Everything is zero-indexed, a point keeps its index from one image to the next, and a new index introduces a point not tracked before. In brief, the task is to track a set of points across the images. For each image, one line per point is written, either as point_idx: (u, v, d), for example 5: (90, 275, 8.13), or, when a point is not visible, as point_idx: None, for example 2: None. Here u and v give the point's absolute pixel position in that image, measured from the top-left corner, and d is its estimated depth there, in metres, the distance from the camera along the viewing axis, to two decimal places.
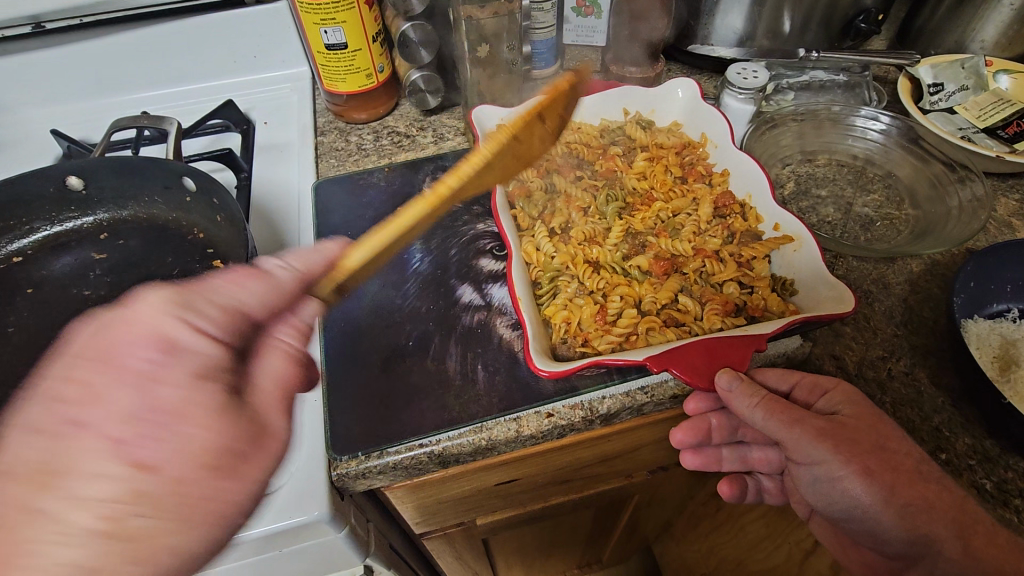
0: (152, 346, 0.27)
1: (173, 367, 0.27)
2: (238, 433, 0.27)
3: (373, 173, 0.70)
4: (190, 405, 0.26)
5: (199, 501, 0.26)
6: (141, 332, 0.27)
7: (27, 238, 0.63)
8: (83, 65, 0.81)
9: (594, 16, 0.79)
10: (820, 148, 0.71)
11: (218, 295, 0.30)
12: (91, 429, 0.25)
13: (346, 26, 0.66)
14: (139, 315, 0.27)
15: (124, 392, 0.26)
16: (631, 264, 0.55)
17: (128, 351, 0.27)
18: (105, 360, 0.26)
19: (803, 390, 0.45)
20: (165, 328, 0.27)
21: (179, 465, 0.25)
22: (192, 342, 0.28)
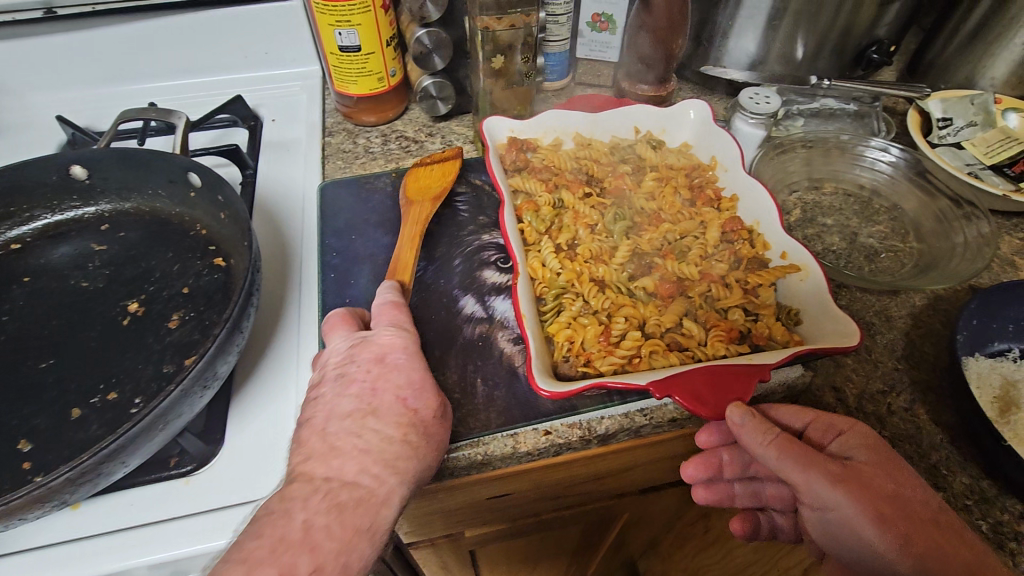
0: (397, 348, 0.47)
1: (396, 354, 0.46)
2: (436, 398, 0.45)
3: (380, 177, 0.70)
4: (411, 382, 0.45)
5: (423, 433, 0.42)
6: (387, 346, 0.47)
7: (27, 225, 0.62)
8: (93, 54, 0.81)
9: (609, 32, 0.80)
10: (828, 175, 0.72)
11: (403, 324, 0.50)
12: (380, 391, 0.44)
13: (361, 28, 0.66)
14: (381, 339, 0.47)
15: (394, 373, 0.45)
16: (637, 286, 0.54)
17: (387, 355, 0.46)
18: (372, 360, 0.46)
19: (818, 431, 0.44)
20: (391, 340, 0.47)
21: (414, 419, 0.43)
22: (402, 340, 0.47)
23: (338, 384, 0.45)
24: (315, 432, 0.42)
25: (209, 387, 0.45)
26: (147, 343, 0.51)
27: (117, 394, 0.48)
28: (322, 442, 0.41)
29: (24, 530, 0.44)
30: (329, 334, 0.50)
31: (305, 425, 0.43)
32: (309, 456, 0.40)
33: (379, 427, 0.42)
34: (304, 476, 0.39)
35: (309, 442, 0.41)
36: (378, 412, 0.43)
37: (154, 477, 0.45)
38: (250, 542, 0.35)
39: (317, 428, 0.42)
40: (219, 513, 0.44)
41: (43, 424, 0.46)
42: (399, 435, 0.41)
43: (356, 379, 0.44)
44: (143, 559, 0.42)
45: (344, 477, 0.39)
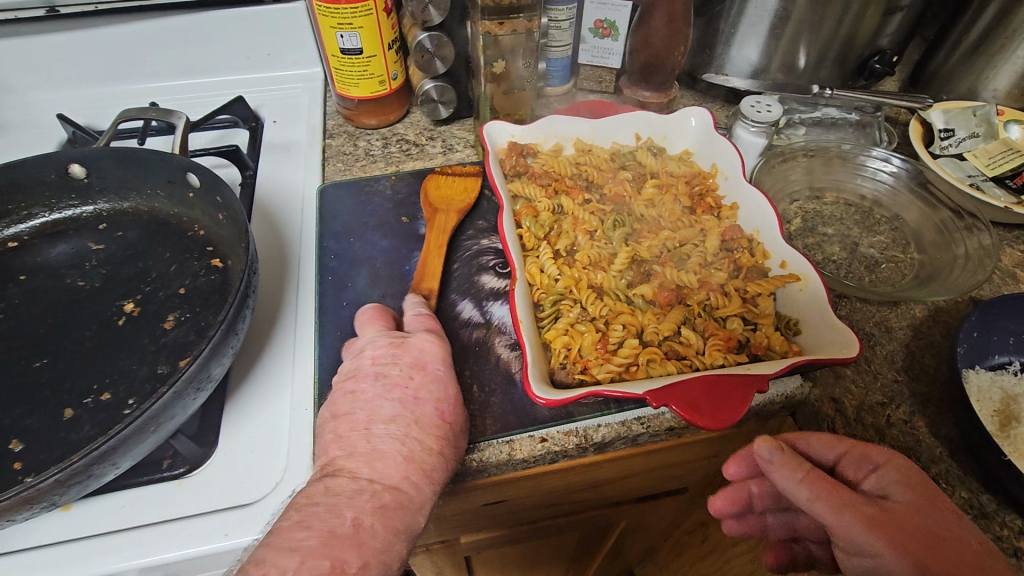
0: (437, 357, 0.48)
1: (436, 364, 0.47)
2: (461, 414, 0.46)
3: (380, 180, 0.70)
4: (446, 395, 0.45)
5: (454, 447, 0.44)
6: (426, 355, 0.48)
7: (25, 223, 0.62)
8: (94, 53, 0.81)
9: (612, 38, 0.79)
10: (829, 185, 0.71)
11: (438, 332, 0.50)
12: (421, 400, 0.44)
13: (363, 31, 0.66)
14: (421, 346, 0.48)
15: (434, 384, 0.46)
16: (635, 293, 0.54)
17: (427, 364, 0.47)
18: (413, 367, 0.46)
19: (851, 465, 0.41)
20: (433, 349, 0.48)
21: (449, 433, 0.44)
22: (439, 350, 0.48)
23: (381, 385, 0.45)
24: (358, 430, 0.43)
25: (202, 390, 0.44)
26: (142, 344, 0.51)
27: (110, 395, 0.48)
28: (366, 444, 0.42)
29: (14, 531, 0.43)
30: (362, 330, 0.51)
31: (345, 420, 0.44)
32: (353, 452, 0.41)
33: (421, 434, 0.42)
34: (348, 473, 0.40)
35: (352, 438, 0.43)
36: (419, 419, 0.43)
37: (145, 479, 0.45)
38: (298, 532, 0.36)
39: (360, 425, 0.43)
40: (210, 516, 0.44)
41: (34, 424, 0.46)
42: (436, 448, 0.42)
43: (400, 384, 0.45)
44: (134, 562, 0.42)
45: (388, 481, 0.40)
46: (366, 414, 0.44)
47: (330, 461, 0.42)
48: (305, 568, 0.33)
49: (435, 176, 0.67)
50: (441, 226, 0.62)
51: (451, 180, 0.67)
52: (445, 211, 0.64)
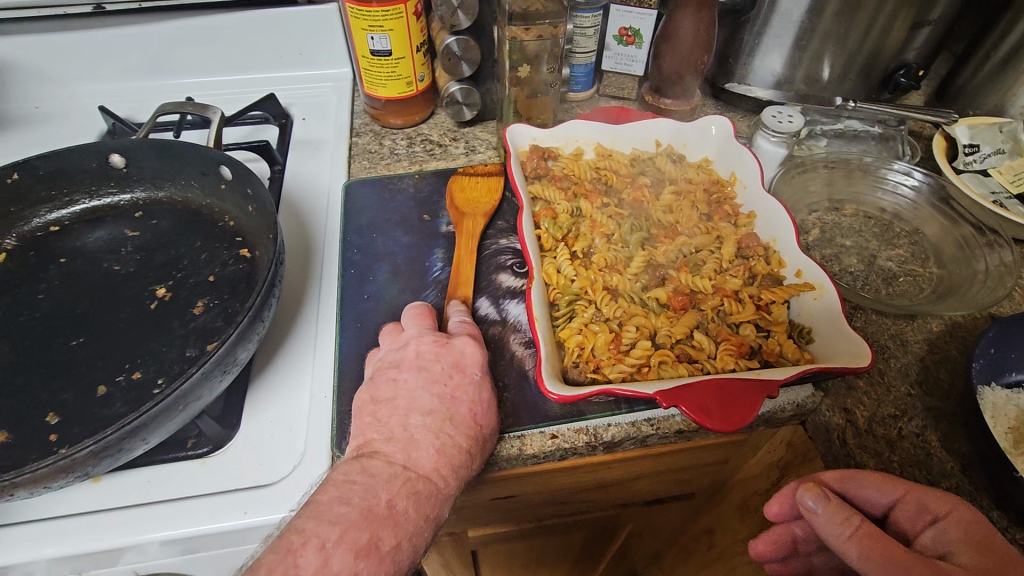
0: (474, 358, 0.49)
1: (474, 366, 0.48)
2: (493, 417, 0.47)
3: (404, 178, 0.71)
4: (483, 402, 0.46)
5: (483, 448, 0.45)
6: (464, 355, 0.49)
7: (66, 209, 0.65)
8: (135, 48, 0.84)
9: (636, 46, 0.80)
10: (849, 198, 0.71)
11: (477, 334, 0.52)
12: (458, 399, 0.46)
13: (392, 34, 0.68)
14: (460, 347, 0.49)
15: (471, 385, 0.47)
16: (649, 296, 0.54)
17: (466, 364, 0.48)
18: (453, 366, 0.48)
19: (908, 513, 0.40)
20: (472, 351, 0.49)
21: (480, 434, 0.45)
22: (479, 352, 0.49)
23: (422, 377, 0.46)
24: (397, 418, 0.44)
25: (228, 373, 0.46)
26: (172, 327, 0.53)
27: (141, 374, 0.50)
28: (404, 431, 0.43)
29: (47, 500, 0.46)
30: (406, 325, 0.53)
31: (386, 405, 0.45)
32: (390, 438, 0.43)
33: (454, 430, 0.44)
34: (384, 458, 0.42)
35: (390, 425, 0.44)
36: (452, 418, 0.44)
37: (171, 456, 0.47)
38: (338, 507, 0.38)
39: (397, 415, 0.44)
40: (232, 494, 0.45)
41: (70, 398, 0.48)
42: (466, 447, 0.43)
43: (440, 381, 0.46)
44: (158, 534, 0.44)
45: (421, 470, 0.41)
46: (405, 399, 0.45)
47: (368, 443, 0.43)
48: (338, 540, 0.36)
49: (459, 178, 0.69)
50: (470, 230, 0.63)
51: (475, 181, 0.68)
52: (472, 215, 0.65)
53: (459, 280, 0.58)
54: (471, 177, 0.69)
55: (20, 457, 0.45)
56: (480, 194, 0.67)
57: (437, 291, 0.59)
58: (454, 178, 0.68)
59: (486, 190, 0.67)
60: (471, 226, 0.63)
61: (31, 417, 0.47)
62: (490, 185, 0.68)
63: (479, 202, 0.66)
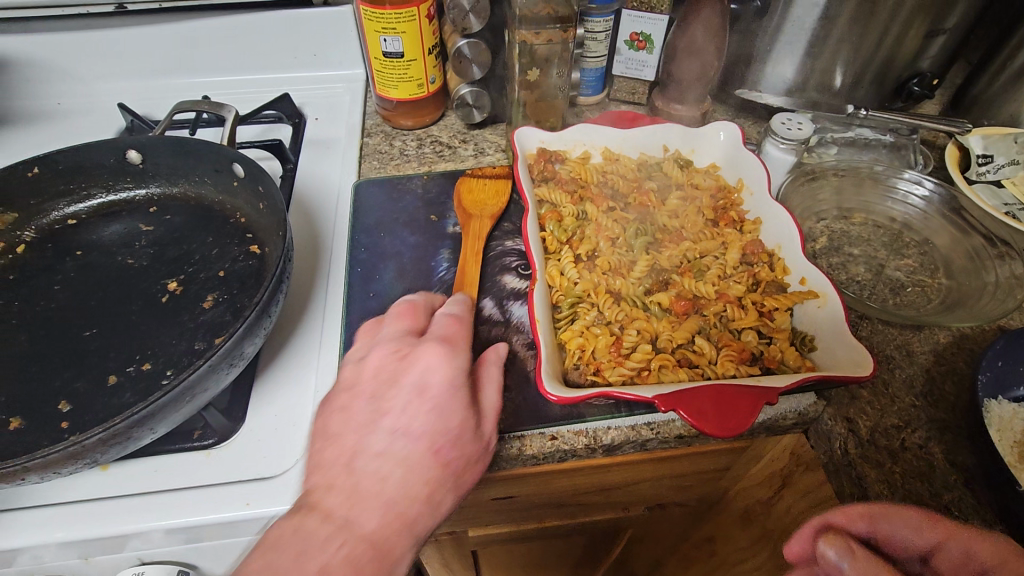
0: (439, 381, 0.43)
1: (437, 389, 0.42)
2: (465, 447, 0.42)
3: (413, 179, 0.72)
4: (444, 432, 0.41)
5: (441, 489, 0.41)
6: (425, 377, 0.43)
7: (83, 203, 0.66)
8: (154, 47, 0.86)
9: (646, 51, 0.79)
10: (858, 206, 0.71)
11: (456, 342, 0.46)
12: (416, 432, 0.41)
13: (405, 36, 0.69)
14: (421, 368, 0.43)
15: (428, 414, 0.41)
16: (652, 300, 0.55)
17: (427, 389, 0.42)
18: (414, 392, 0.42)
19: (950, 560, 0.34)
20: (441, 373, 0.43)
21: (443, 475, 0.41)
22: (450, 370, 0.43)
23: (373, 408, 0.42)
24: (342, 459, 0.40)
25: (235, 366, 0.47)
26: (183, 320, 0.54)
27: (151, 365, 0.51)
28: (347, 479, 0.39)
29: (57, 486, 0.47)
30: (385, 323, 0.49)
31: (333, 444, 0.41)
32: (331, 486, 0.39)
33: (406, 477, 0.40)
34: (322, 512, 0.38)
35: (333, 471, 0.40)
36: (405, 462, 0.40)
37: (177, 447, 0.48)
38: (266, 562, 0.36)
39: (346, 452, 0.40)
40: (235, 486, 0.46)
41: (82, 387, 0.49)
42: (424, 494, 0.40)
43: (395, 410, 0.41)
44: (163, 523, 0.45)
45: (362, 531, 0.38)
46: (354, 433, 0.41)
47: (308, 494, 0.40)
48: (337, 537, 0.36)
49: (468, 179, 0.69)
50: (476, 232, 0.63)
51: (483, 183, 0.69)
52: (478, 216, 0.65)
53: (464, 282, 0.58)
54: (479, 179, 0.70)
55: (32, 443, 0.46)
56: (487, 196, 0.68)
57: (442, 291, 0.60)
58: (462, 179, 0.69)
59: (494, 193, 0.68)
60: (477, 228, 0.64)
61: (43, 404, 0.48)
62: (497, 187, 0.68)
63: (486, 204, 0.67)
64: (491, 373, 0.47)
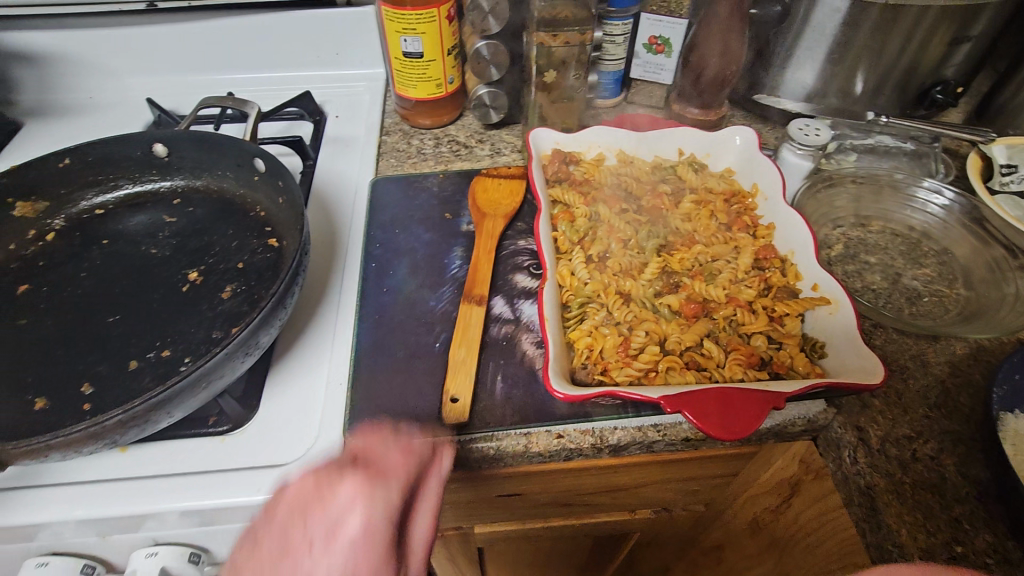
0: (361, 529, 0.32)
1: (357, 534, 0.32)
2: None
3: (429, 177, 0.73)
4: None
5: None
6: (346, 518, 0.32)
7: (110, 194, 0.68)
8: (183, 44, 0.88)
9: (665, 55, 0.80)
10: (876, 214, 0.70)
11: (391, 474, 0.35)
12: None
13: (425, 36, 0.70)
14: (342, 505, 0.33)
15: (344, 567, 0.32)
16: (662, 302, 0.55)
17: (345, 535, 0.32)
18: (327, 535, 0.32)
19: None
20: (365, 514, 0.33)
21: None
22: (382, 507, 0.34)
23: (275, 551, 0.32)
24: None
25: (251, 355, 0.49)
26: (202, 309, 0.56)
27: (170, 352, 0.52)
28: None
29: (78, 465, 0.48)
30: None
31: None
32: None
33: None
34: None
35: None
36: None
37: (194, 431, 0.50)
38: None
39: None
40: (247, 471, 0.48)
41: (104, 371, 0.51)
42: None
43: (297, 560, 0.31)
44: (178, 504, 0.46)
45: None
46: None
47: None
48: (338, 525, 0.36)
49: (483, 179, 0.70)
50: (490, 231, 0.64)
51: (498, 183, 0.70)
52: (492, 215, 0.66)
53: (475, 279, 0.59)
54: (495, 179, 0.70)
55: (55, 421, 0.48)
56: (501, 195, 0.68)
57: (454, 288, 0.60)
58: (478, 178, 0.70)
59: (508, 193, 0.69)
60: (491, 227, 0.65)
61: (67, 386, 0.50)
62: (512, 188, 0.69)
63: (500, 203, 0.68)
64: (429, 503, 0.38)
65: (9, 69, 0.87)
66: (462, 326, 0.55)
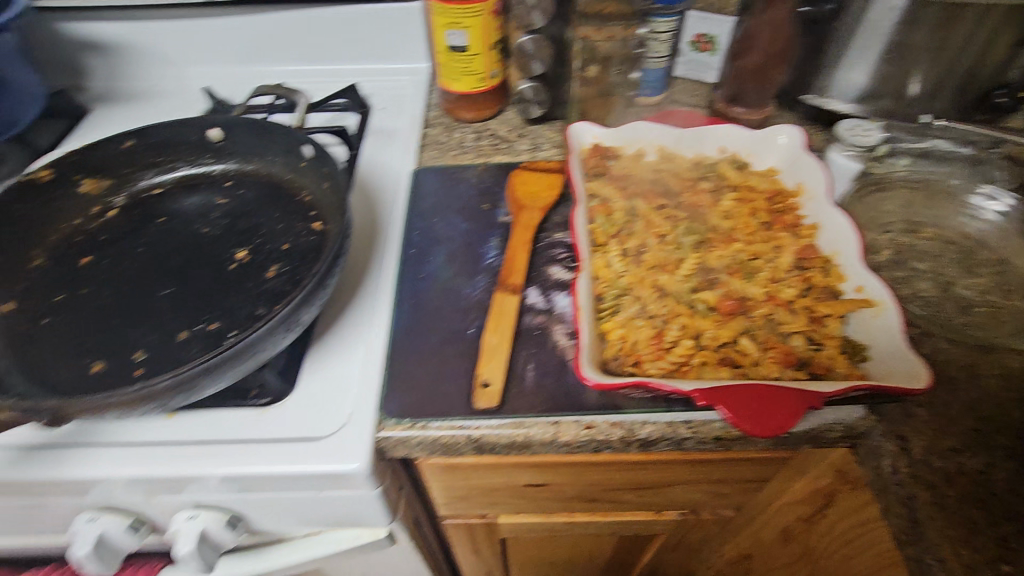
0: None
1: None
2: None
3: (469, 169, 0.74)
4: None
5: None
6: None
7: (168, 175, 0.72)
8: (239, 36, 0.92)
9: (710, 53, 0.82)
10: (928, 220, 0.68)
11: None
12: None
13: (470, 30, 0.71)
14: None
15: None
16: (698, 298, 0.54)
17: None
18: None
19: None
20: None
21: None
22: None
23: None
24: None
25: (292, 330, 0.50)
26: (248, 287, 0.58)
27: (217, 325, 0.55)
28: None
29: (128, 427, 0.51)
30: None
31: None
32: None
33: None
34: None
35: None
36: None
37: (237, 402, 0.52)
38: None
39: None
40: (284, 443, 0.49)
41: (156, 339, 0.54)
42: None
43: None
44: (220, 469, 0.48)
45: None
46: None
47: None
48: None
49: (522, 170, 0.71)
50: (527, 222, 0.65)
51: (535, 175, 0.70)
52: (530, 208, 0.67)
53: (511, 268, 0.60)
54: (532, 173, 0.71)
55: (110, 383, 0.51)
56: (538, 188, 0.69)
57: (489, 276, 0.61)
58: (517, 170, 0.71)
59: (545, 186, 0.69)
60: (529, 218, 0.65)
61: (122, 352, 0.53)
62: (549, 181, 0.69)
63: (537, 196, 0.68)
64: None
65: (81, 58, 0.93)
66: (496, 313, 0.56)
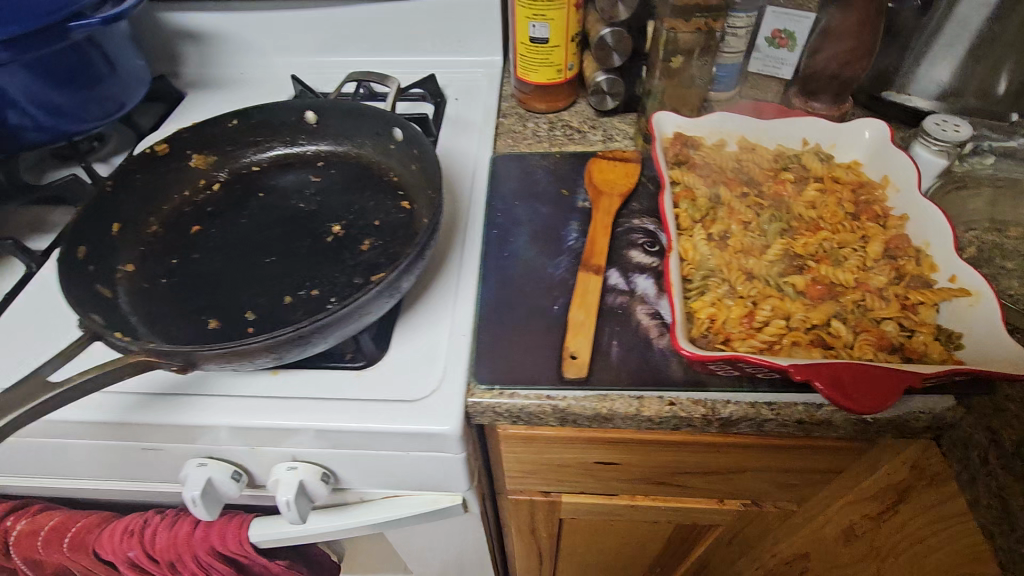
0: None
1: None
2: None
3: (545, 157, 0.77)
4: None
5: None
6: None
7: (264, 154, 0.76)
8: (323, 27, 0.97)
9: (788, 49, 0.79)
10: (1015, 220, 0.67)
11: None
12: None
13: (552, 23, 0.74)
14: None
15: None
16: (786, 281, 0.55)
17: None
18: None
19: None
20: None
21: None
22: None
23: None
24: None
25: (394, 297, 0.53)
26: (344, 258, 0.62)
27: (318, 292, 0.59)
28: None
29: (238, 381, 0.55)
30: None
31: None
32: None
33: None
34: None
35: None
36: None
37: (335, 363, 0.56)
38: None
39: None
40: (381, 402, 0.53)
41: (264, 302, 0.58)
42: None
43: None
44: (323, 423, 0.52)
45: None
46: None
47: None
48: None
49: (599, 159, 0.72)
50: (608, 208, 0.67)
51: (613, 164, 0.72)
52: (609, 194, 0.69)
53: (593, 250, 0.62)
54: (608, 162, 0.72)
55: (224, 339, 0.55)
56: (615, 176, 0.71)
57: (570, 258, 0.63)
58: (596, 158, 0.73)
59: (622, 174, 0.71)
60: (609, 204, 0.67)
61: (233, 312, 0.57)
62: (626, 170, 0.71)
63: (615, 184, 0.70)
64: None
65: (178, 46, 0.99)
66: (582, 292, 0.58)
